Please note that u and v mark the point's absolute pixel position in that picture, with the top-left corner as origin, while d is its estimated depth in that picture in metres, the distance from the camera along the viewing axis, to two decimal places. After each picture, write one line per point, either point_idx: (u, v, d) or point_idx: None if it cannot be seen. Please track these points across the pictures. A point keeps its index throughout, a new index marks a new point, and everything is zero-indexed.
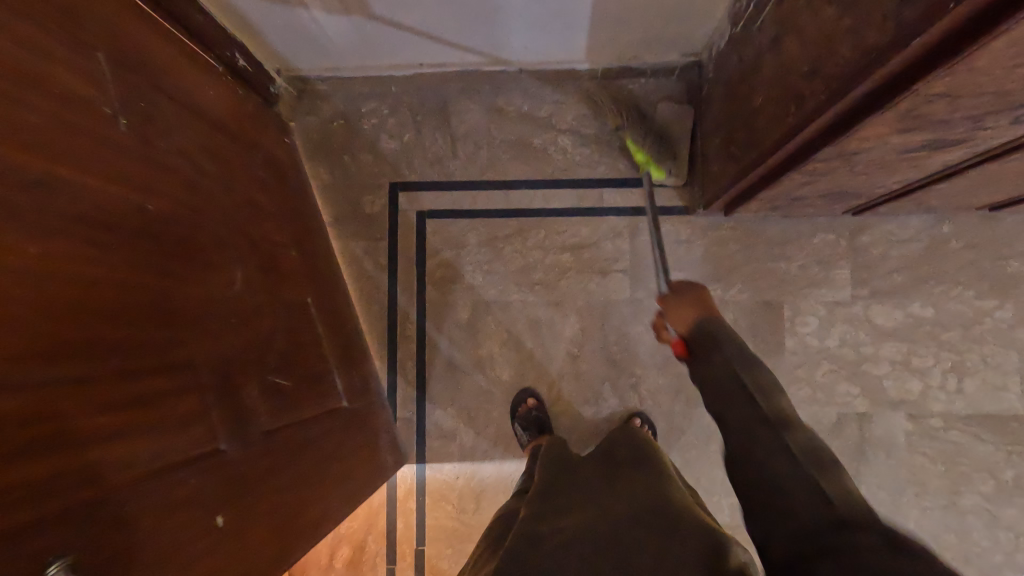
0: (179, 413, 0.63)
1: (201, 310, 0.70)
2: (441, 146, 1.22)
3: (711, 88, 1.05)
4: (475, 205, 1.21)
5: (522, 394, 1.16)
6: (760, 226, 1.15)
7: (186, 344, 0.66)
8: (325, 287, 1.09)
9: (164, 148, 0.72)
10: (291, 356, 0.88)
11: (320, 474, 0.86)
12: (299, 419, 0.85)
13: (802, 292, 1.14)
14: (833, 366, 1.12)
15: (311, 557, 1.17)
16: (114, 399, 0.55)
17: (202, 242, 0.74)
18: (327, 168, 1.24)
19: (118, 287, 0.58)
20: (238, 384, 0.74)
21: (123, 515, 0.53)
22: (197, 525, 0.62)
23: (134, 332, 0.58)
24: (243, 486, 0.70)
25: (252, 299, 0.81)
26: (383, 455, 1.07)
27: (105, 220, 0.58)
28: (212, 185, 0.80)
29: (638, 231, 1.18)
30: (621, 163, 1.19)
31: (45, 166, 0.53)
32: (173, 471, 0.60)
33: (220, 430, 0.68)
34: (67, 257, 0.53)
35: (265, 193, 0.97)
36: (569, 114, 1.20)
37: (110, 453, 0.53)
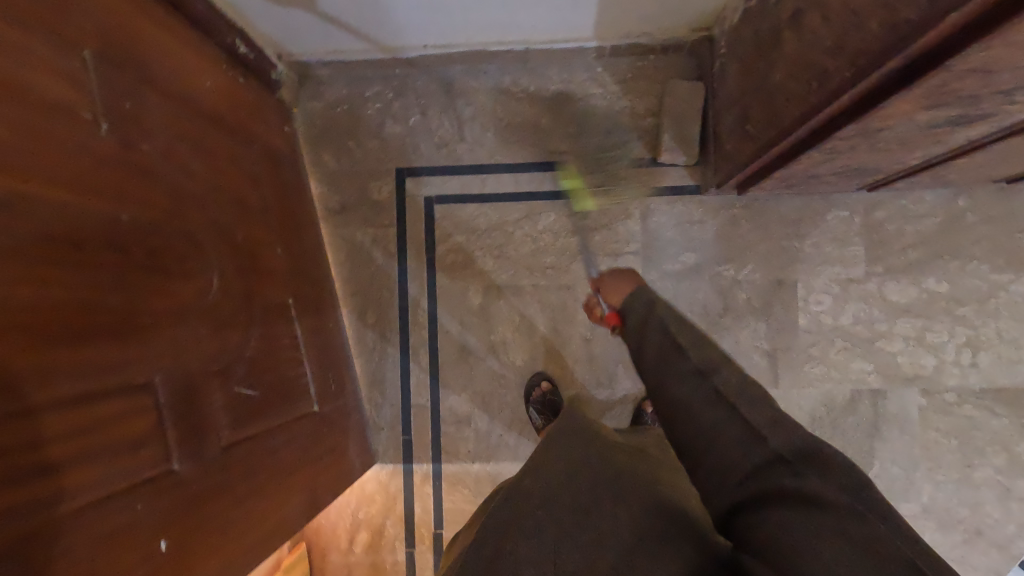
0: (135, 434, 0.61)
1: (174, 320, 0.69)
2: (448, 129, 1.20)
3: (723, 63, 1.03)
4: (484, 189, 1.20)
5: (536, 376, 1.15)
6: (773, 204, 1.14)
7: (152, 360, 0.64)
8: (306, 286, 1.08)
9: (147, 151, 0.71)
10: (258, 366, 0.86)
11: (274, 485, 0.84)
12: (259, 430, 0.83)
13: (816, 270, 1.13)
14: (847, 344, 1.12)
15: (331, 542, 1.18)
16: (59, 427, 0.52)
17: (177, 249, 0.72)
18: (331, 154, 1.22)
19: (83, 302, 0.56)
20: (199, 398, 0.71)
21: (66, 547, 0.51)
22: (144, 551, 0.59)
23: (90, 352, 0.56)
24: (193, 506, 0.67)
25: (226, 306, 0.80)
26: (349, 459, 1.09)
27: (73, 233, 0.57)
28: (197, 187, 0.80)
29: (650, 212, 1.16)
30: (631, 142, 1.17)
31: (11, 180, 0.51)
32: (123, 499, 0.57)
33: (176, 449, 0.66)
34: (22, 277, 0.50)
35: (255, 189, 0.97)
36: (576, 93, 1.18)
37: (50, 486, 0.50)
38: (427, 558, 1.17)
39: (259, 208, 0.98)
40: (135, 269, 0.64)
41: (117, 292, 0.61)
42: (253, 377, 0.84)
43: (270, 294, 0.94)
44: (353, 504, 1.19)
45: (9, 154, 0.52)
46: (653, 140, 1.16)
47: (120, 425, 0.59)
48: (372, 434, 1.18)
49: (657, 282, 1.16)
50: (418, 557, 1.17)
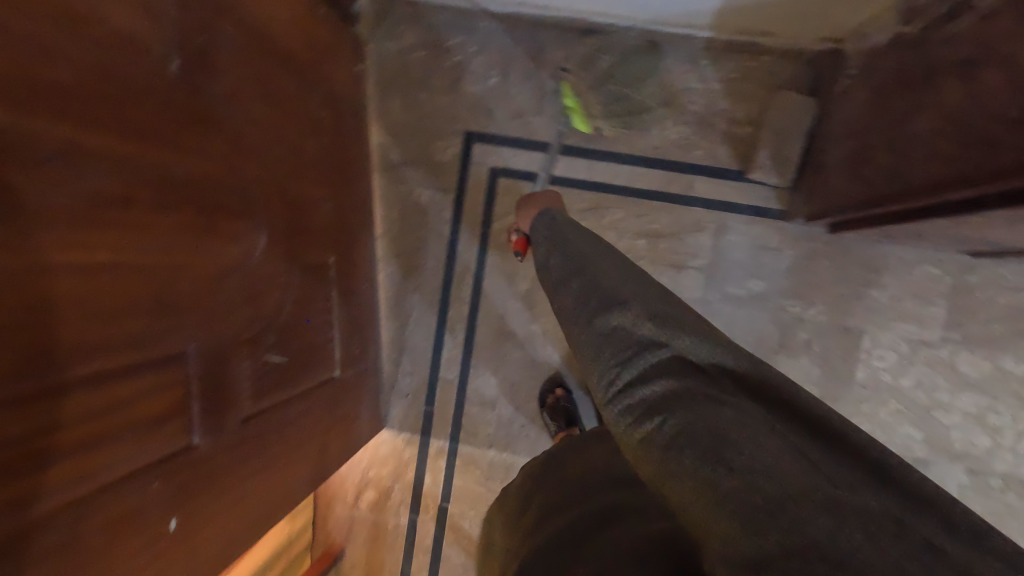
0: (163, 408, 0.58)
1: (214, 285, 0.65)
2: (528, 99, 1.11)
3: (849, 86, 0.92)
4: (553, 171, 1.12)
5: (554, 381, 1.13)
6: (860, 246, 1.05)
7: (188, 330, 0.61)
8: (347, 244, 1.04)
9: (212, 95, 0.65)
10: (289, 332, 0.83)
11: (284, 455, 0.82)
12: (279, 401, 0.81)
13: (888, 324, 1.06)
14: (901, 407, 1.06)
15: (337, 493, 1.19)
16: (89, 406, 0.49)
17: (227, 206, 0.68)
18: (398, 102, 1.14)
19: (128, 272, 0.52)
20: (227, 369, 0.68)
21: (82, 532, 0.48)
22: (152, 531, 0.56)
23: (124, 324, 0.52)
24: (207, 482, 0.65)
25: (266, 269, 0.77)
26: (360, 423, 1.08)
27: (127, 193, 0.52)
28: (257, 134, 0.75)
29: (725, 230, 1.08)
30: (720, 150, 1.08)
31: (72, 135, 0.47)
32: (145, 478, 0.55)
33: (196, 424, 0.63)
34: (66, 242, 0.46)
35: (314, 136, 0.92)
36: (673, 85, 1.07)
37: (68, 470, 0.47)
38: (427, 528, 1.17)
39: (314, 157, 0.92)
40: (182, 231, 0.60)
41: (162, 258, 0.57)
42: (284, 346, 0.82)
43: (311, 252, 0.91)
44: (364, 463, 1.18)
45: (72, 99, 0.47)
46: (745, 152, 1.07)
47: (151, 400, 0.56)
48: (396, 400, 1.17)
49: (716, 304, 1.09)
50: (420, 526, 1.17)
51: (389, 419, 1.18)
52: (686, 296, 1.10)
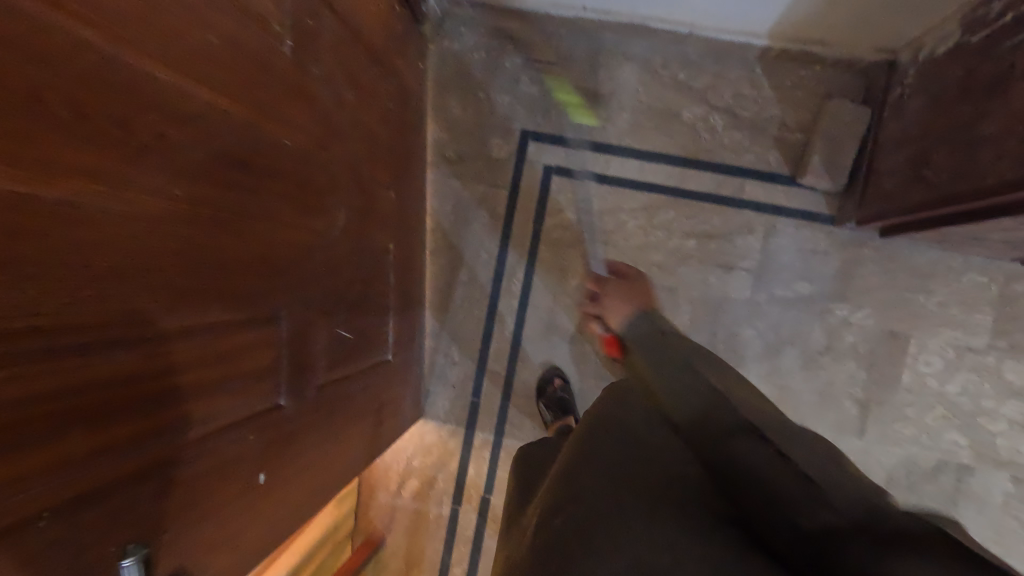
0: (257, 367, 0.60)
1: (303, 256, 0.68)
2: (584, 100, 1.14)
3: (905, 94, 0.95)
4: (606, 170, 1.15)
5: (550, 372, 1.16)
6: (907, 252, 1.07)
7: (281, 295, 0.63)
8: (405, 234, 1.06)
9: (314, 76, 0.69)
10: (357, 310, 0.85)
11: (347, 428, 0.84)
12: (345, 374, 0.83)
13: (934, 330, 1.07)
14: (946, 413, 1.07)
15: (380, 481, 1.20)
16: (203, 353, 0.51)
17: (318, 182, 0.71)
18: (456, 100, 1.17)
19: (240, 232, 0.55)
20: (310, 337, 0.71)
21: (191, 475, 0.50)
22: (244, 484, 0.58)
23: (234, 281, 0.54)
24: (288, 443, 0.67)
25: (343, 246, 0.79)
26: (404, 409, 1.09)
27: (245, 158, 0.55)
28: (344, 117, 0.78)
29: (774, 232, 1.11)
30: (771, 155, 1.11)
31: (208, 97, 0.49)
32: (241, 431, 0.57)
33: (283, 386, 0.65)
34: (199, 197, 0.49)
35: (385, 126, 0.95)
36: (727, 91, 1.11)
37: (185, 412, 0.49)
38: (469, 519, 1.18)
39: (384, 144, 0.95)
40: (282, 200, 0.62)
41: (266, 222, 0.59)
42: (352, 321, 0.84)
43: (377, 237, 0.93)
44: (409, 451, 1.20)
45: (210, 65, 0.50)
46: (797, 157, 1.10)
47: (249, 358, 0.58)
48: (442, 390, 1.19)
49: (764, 304, 1.11)
50: (461, 516, 1.18)
51: (435, 409, 1.19)
52: (733, 296, 1.12)
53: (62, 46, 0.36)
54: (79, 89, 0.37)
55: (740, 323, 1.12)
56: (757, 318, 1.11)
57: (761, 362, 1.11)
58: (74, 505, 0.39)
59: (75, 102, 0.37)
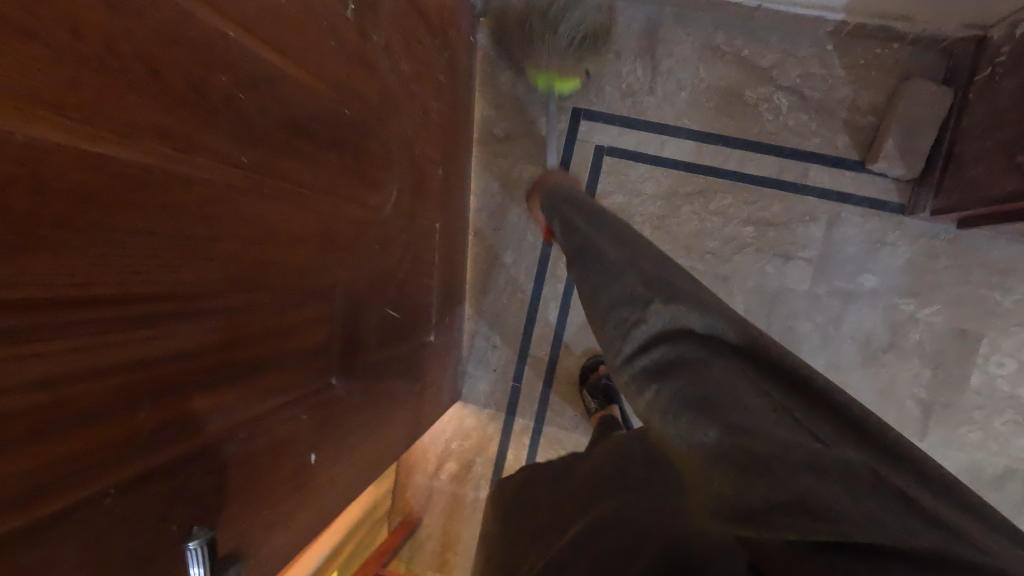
0: (310, 343, 0.57)
1: (356, 231, 0.65)
2: (641, 77, 1.09)
3: (997, 74, 0.88)
4: (661, 152, 1.10)
5: (594, 359, 1.12)
6: (985, 245, 1.01)
7: (335, 270, 0.60)
8: (450, 212, 1.03)
9: (374, 42, 0.65)
10: (405, 288, 0.83)
11: (391, 408, 0.83)
12: (390, 353, 0.81)
13: (1010, 329, 1.01)
14: (1017, 418, 1.01)
15: (419, 462, 1.19)
16: (261, 327, 0.48)
17: (374, 154, 0.67)
18: (507, 75, 1.13)
19: (302, 204, 0.52)
20: (361, 316, 0.68)
21: (250, 454, 0.47)
22: (297, 461, 0.55)
23: (294, 253, 0.51)
24: (339, 423, 0.64)
25: (395, 222, 0.76)
26: (443, 391, 1.07)
27: (309, 126, 0.51)
28: (401, 88, 0.75)
29: (839, 221, 1.05)
30: (840, 139, 1.04)
31: (276, 60, 0.46)
32: (296, 408, 0.54)
33: (334, 364, 0.63)
34: (266, 164, 0.45)
35: (437, 99, 0.91)
36: (795, 69, 1.04)
37: (244, 389, 0.46)
38: None
39: (435, 119, 0.91)
40: (340, 171, 0.59)
41: (325, 196, 0.56)
42: (400, 299, 0.82)
43: (426, 215, 0.91)
44: (448, 433, 1.19)
45: (278, 24, 0.46)
46: (869, 142, 1.03)
47: (303, 334, 0.55)
48: (484, 374, 1.17)
49: (824, 297, 1.06)
50: None
51: (475, 392, 1.18)
52: (791, 287, 1.07)
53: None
54: (153, 44, 0.34)
55: (797, 316, 1.07)
56: (816, 312, 1.06)
57: (819, 357, 1.06)
58: (143, 482, 0.37)
59: (149, 56, 0.33)
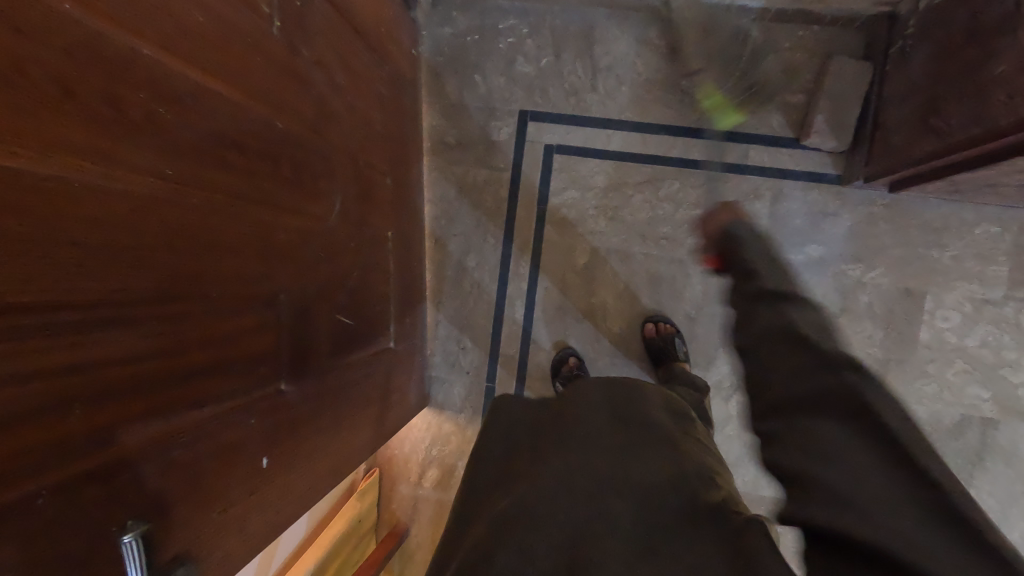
0: (255, 349, 0.58)
1: (299, 240, 0.66)
2: (581, 76, 1.13)
3: (907, 45, 0.94)
4: (608, 145, 1.14)
5: (564, 351, 1.14)
6: (918, 207, 1.06)
7: (279, 278, 0.62)
8: (403, 220, 1.05)
9: (306, 58, 0.67)
10: (358, 296, 0.85)
11: (352, 414, 0.83)
12: (348, 360, 0.82)
13: (951, 284, 1.06)
14: (967, 367, 1.06)
15: (401, 472, 1.20)
16: (199, 333, 0.49)
17: (315, 166, 0.69)
18: (452, 85, 1.16)
19: (238, 216, 0.53)
20: (309, 323, 0.70)
21: (194, 458, 0.49)
22: (247, 464, 0.56)
23: (233, 262, 0.53)
24: (293, 429, 0.66)
25: (342, 231, 0.78)
26: (409, 396, 1.09)
27: (239, 140, 0.53)
28: (339, 102, 0.77)
29: (782, 196, 1.09)
30: (775, 119, 1.09)
31: (199, 77, 0.48)
32: (243, 413, 0.55)
33: (284, 370, 0.64)
34: (195, 176, 0.47)
35: (380, 111, 0.93)
36: (725, 57, 1.09)
37: (184, 394, 0.48)
38: None
39: (380, 130, 0.94)
40: (276, 182, 0.61)
41: (262, 206, 0.58)
42: (354, 308, 0.83)
43: (377, 225, 0.92)
44: (427, 440, 1.19)
45: (199, 42, 0.48)
46: (801, 119, 1.08)
47: (248, 340, 0.57)
48: (457, 378, 1.18)
49: None
50: None
51: (450, 397, 1.19)
52: None
53: (45, 18, 0.34)
54: (63, 63, 0.35)
55: None
56: None
57: None
58: (78, 484, 0.38)
59: (60, 76, 0.35)
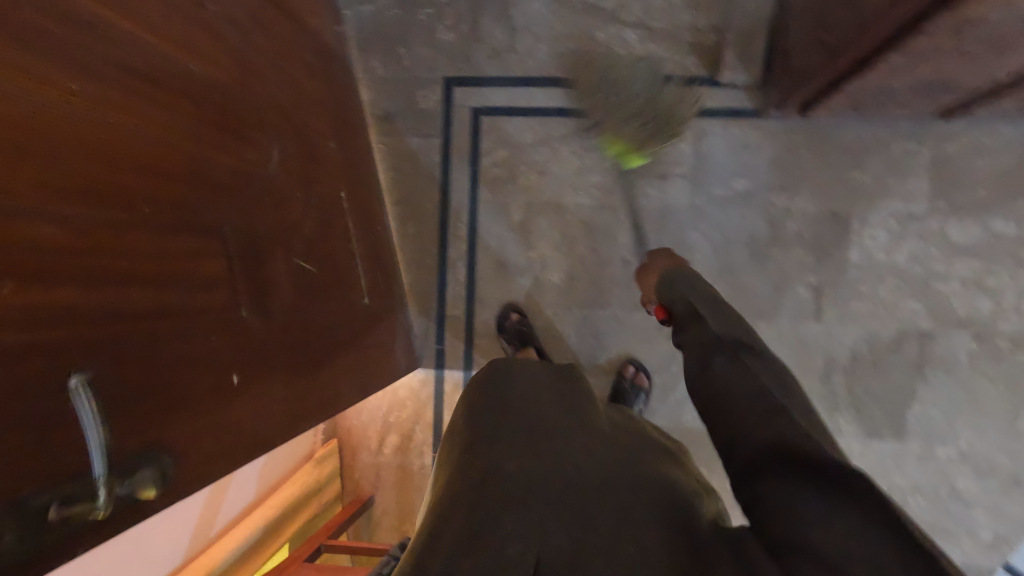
0: (207, 273, 0.64)
1: (242, 179, 0.71)
2: (500, 39, 1.16)
3: None
4: (532, 102, 1.16)
5: (507, 309, 1.17)
6: (836, 130, 1.08)
7: (224, 211, 0.67)
8: (358, 186, 1.08)
9: (213, 11, 0.69)
10: (318, 246, 0.88)
11: (329, 357, 0.88)
12: (317, 305, 0.86)
13: (875, 203, 1.08)
14: (899, 282, 1.08)
15: (362, 442, 1.22)
16: (141, 245, 0.55)
17: (246, 114, 0.73)
18: (378, 59, 1.19)
19: (167, 146, 0.59)
20: (265, 260, 0.74)
21: (144, 357, 0.54)
22: (205, 375, 0.62)
23: (167, 189, 0.58)
24: (258, 352, 0.71)
25: (288, 178, 0.82)
26: (397, 357, 1.12)
27: (156, 76, 0.58)
28: (259, 59, 0.78)
29: (704, 134, 1.12)
30: (690, 60, 1.12)
31: (100, 12, 0.52)
32: (196, 326, 0.61)
33: (242, 297, 0.69)
34: (114, 103, 0.53)
35: (312, 80, 0.96)
36: (637, 5, 1.12)
37: (131, 298, 0.53)
38: None
39: (316, 96, 0.96)
40: (207, 120, 0.65)
41: (193, 140, 0.62)
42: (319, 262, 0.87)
43: (325, 185, 0.94)
44: (384, 408, 1.21)
45: None
46: (714, 58, 1.11)
47: (197, 262, 0.62)
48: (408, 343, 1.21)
49: (705, 207, 1.12)
50: None
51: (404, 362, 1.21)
52: (675, 204, 1.13)
53: None
54: None
55: (685, 229, 1.13)
56: (701, 222, 1.12)
57: (711, 262, 1.12)
58: (25, 356, 0.44)
59: None
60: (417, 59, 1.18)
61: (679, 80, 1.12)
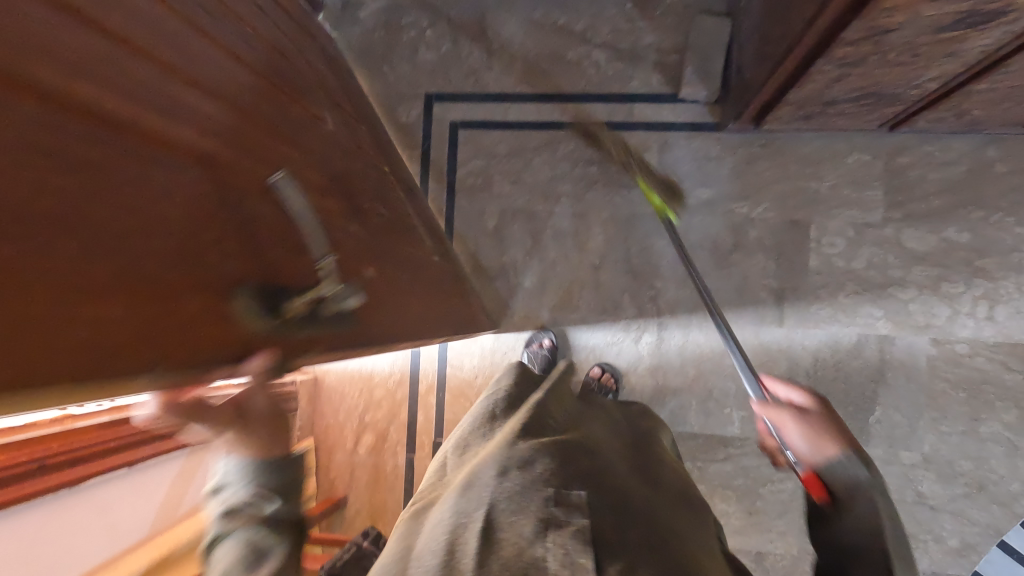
0: (319, 180, 0.67)
1: (316, 125, 0.75)
2: (478, 58, 1.24)
3: None
4: (507, 116, 1.23)
5: (539, 334, 1.19)
6: (793, 143, 1.14)
7: (313, 141, 0.71)
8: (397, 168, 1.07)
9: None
10: (386, 194, 0.91)
11: (425, 293, 0.90)
12: (405, 245, 0.88)
13: (832, 212, 1.12)
14: (859, 288, 1.11)
15: (339, 440, 1.25)
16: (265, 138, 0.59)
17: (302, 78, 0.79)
18: (365, 76, 1.27)
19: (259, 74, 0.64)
20: (354, 194, 0.77)
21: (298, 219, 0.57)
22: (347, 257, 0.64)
23: (261, 96, 0.62)
24: (376, 260, 0.73)
25: (346, 138, 0.85)
26: (475, 310, 1.11)
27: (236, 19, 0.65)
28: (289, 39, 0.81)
29: (668, 146, 1.18)
30: (655, 78, 1.19)
31: None
32: (328, 215, 0.64)
33: (350, 210, 0.72)
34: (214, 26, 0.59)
35: (331, 70, 0.97)
36: (605, 28, 1.20)
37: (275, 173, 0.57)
38: (425, 464, 1.22)
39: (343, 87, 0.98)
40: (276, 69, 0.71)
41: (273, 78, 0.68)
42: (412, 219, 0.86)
43: (373, 156, 0.95)
44: (361, 407, 1.25)
45: None
46: (677, 76, 1.18)
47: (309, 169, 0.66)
48: None
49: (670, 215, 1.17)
50: (417, 463, 1.22)
51: (382, 361, 1.25)
52: (641, 211, 1.18)
53: None
54: None
55: (651, 235, 1.17)
56: (666, 229, 1.17)
57: (675, 268, 1.16)
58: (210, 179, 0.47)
59: None
60: (400, 77, 1.26)
61: (646, 97, 1.19)
